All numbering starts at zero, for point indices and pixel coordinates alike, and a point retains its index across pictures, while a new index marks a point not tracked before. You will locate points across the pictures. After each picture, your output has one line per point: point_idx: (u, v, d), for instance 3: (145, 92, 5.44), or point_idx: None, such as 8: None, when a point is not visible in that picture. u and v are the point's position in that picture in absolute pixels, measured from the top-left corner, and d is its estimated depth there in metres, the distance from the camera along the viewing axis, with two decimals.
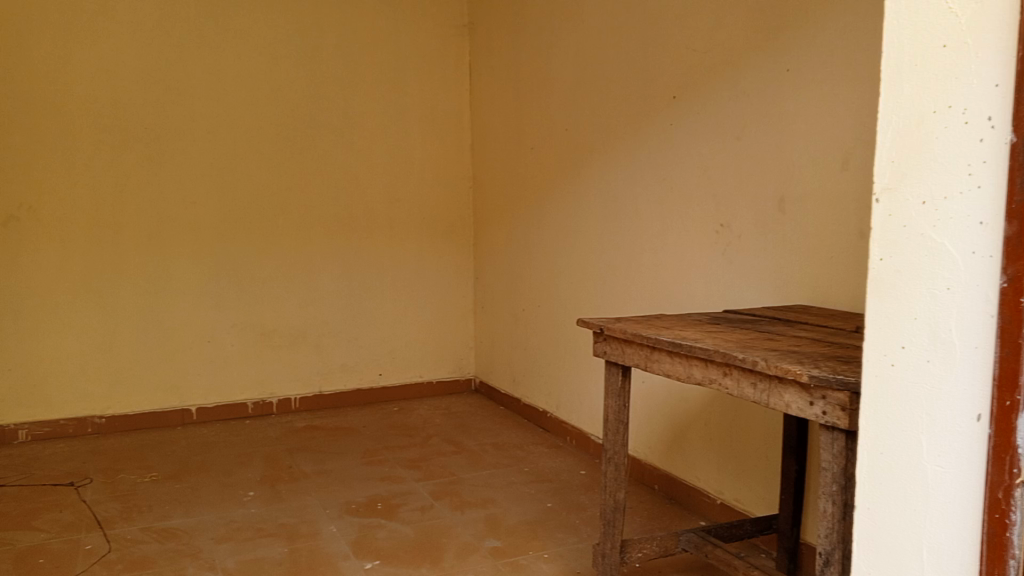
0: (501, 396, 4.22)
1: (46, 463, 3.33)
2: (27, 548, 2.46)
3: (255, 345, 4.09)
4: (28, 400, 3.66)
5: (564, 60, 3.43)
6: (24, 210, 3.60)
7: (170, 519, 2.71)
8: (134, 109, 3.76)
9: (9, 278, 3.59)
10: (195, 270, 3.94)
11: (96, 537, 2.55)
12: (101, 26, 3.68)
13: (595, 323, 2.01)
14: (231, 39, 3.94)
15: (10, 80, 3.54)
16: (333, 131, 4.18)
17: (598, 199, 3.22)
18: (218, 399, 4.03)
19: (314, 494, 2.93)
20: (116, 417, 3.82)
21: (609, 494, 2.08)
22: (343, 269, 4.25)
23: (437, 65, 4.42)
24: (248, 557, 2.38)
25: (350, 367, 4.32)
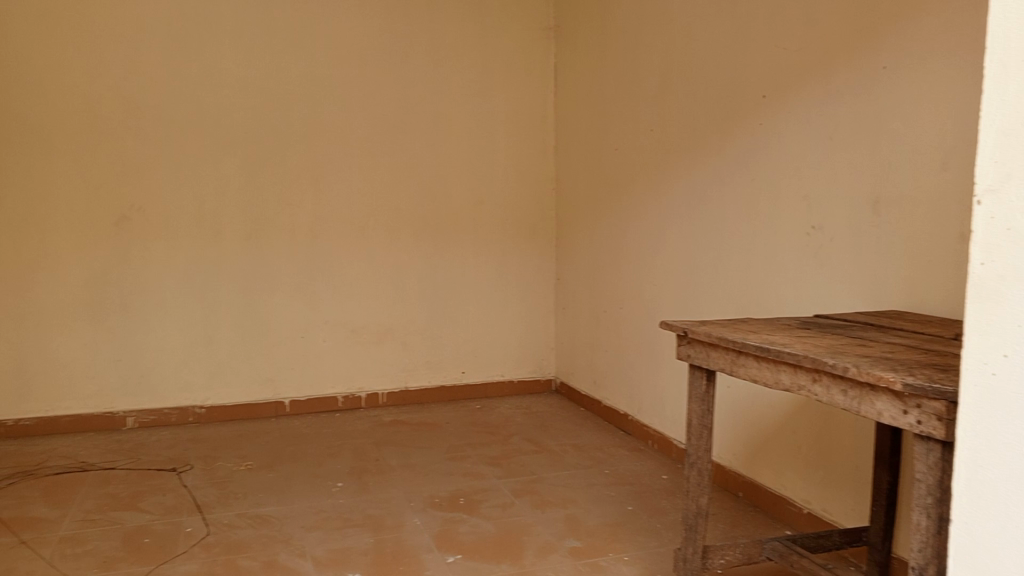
0: (582, 396, 4.22)
1: (151, 449, 3.53)
2: (134, 528, 2.62)
3: (345, 341, 4.23)
4: (136, 389, 3.89)
5: (651, 61, 3.41)
6: (134, 210, 3.83)
7: (264, 506, 2.83)
8: (235, 114, 3.95)
9: (121, 274, 3.83)
10: (289, 268, 4.10)
11: (196, 521, 2.69)
12: (206, 35, 3.88)
13: (680, 326, 2.00)
14: (326, 46, 4.08)
15: (124, 88, 3.77)
16: (421, 133, 4.27)
17: (683, 200, 3.19)
18: (309, 392, 4.18)
19: (399, 488, 3.01)
20: (215, 408, 4.01)
21: (692, 500, 2.07)
22: (429, 269, 4.34)
23: (523, 68, 4.46)
24: (336, 546, 2.47)
25: (435, 365, 4.41)
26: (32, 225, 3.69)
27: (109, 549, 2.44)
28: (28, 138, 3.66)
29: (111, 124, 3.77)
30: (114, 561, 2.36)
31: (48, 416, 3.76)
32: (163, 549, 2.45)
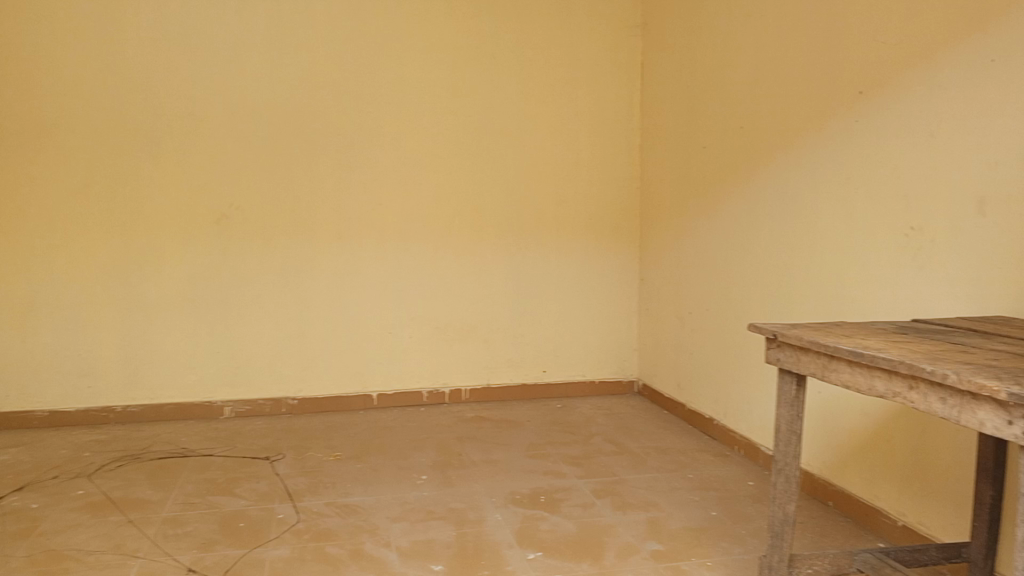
0: (666, 398, 4.17)
1: (246, 438, 3.69)
2: (230, 512, 2.74)
3: (429, 337, 4.31)
4: (233, 380, 4.07)
5: (742, 58, 3.33)
6: (233, 209, 4.01)
7: (351, 496, 2.92)
8: (327, 116, 4.08)
9: (221, 270, 4.01)
10: (378, 265, 4.20)
11: (288, 508, 2.79)
12: (301, 40, 4.02)
13: (769, 329, 1.95)
14: (415, 47, 4.16)
15: (225, 93, 3.95)
16: (507, 133, 4.31)
17: (774, 200, 3.11)
18: (395, 387, 4.28)
19: (481, 483, 3.05)
20: (306, 399, 4.16)
21: (779, 507, 2.02)
22: (512, 267, 4.37)
23: (609, 66, 4.43)
24: (419, 538, 2.52)
25: (517, 363, 4.44)
26: (141, 223, 3.91)
27: (207, 532, 2.57)
28: (138, 141, 3.88)
29: (213, 126, 3.96)
30: (212, 543, 2.48)
31: (153, 403, 3.98)
32: (257, 534, 2.56)
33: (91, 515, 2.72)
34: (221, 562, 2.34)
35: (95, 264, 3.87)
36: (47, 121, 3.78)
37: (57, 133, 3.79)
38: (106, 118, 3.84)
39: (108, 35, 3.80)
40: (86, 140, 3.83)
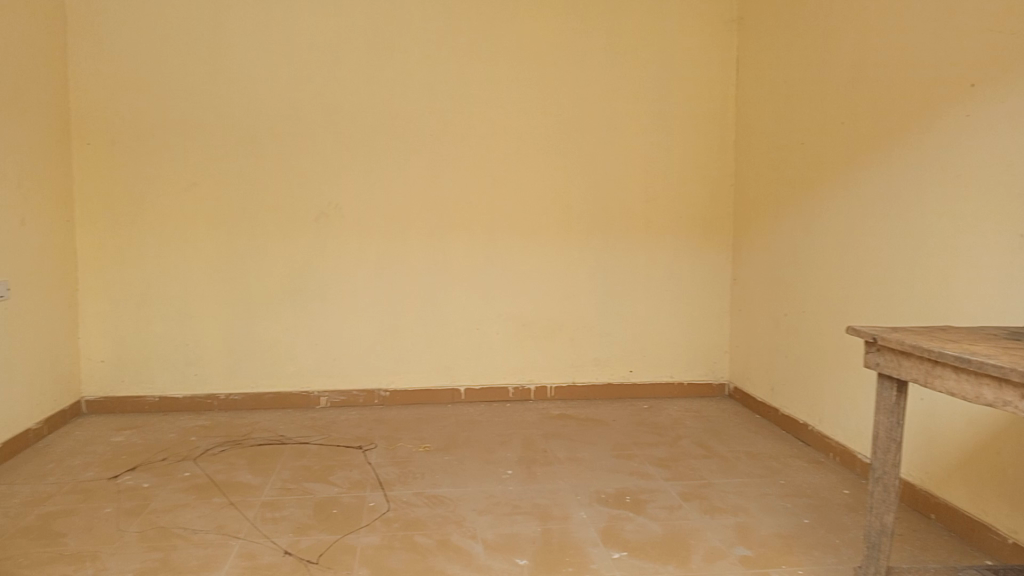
0: (758, 402, 4.07)
1: (340, 427, 3.82)
2: (324, 499, 2.84)
3: (517, 334, 4.34)
4: (328, 371, 4.22)
5: (845, 51, 3.21)
6: (330, 207, 4.14)
7: (439, 487, 2.98)
8: (420, 117, 4.16)
9: (318, 265, 4.16)
10: (468, 262, 4.26)
11: (378, 496, 2.87)
12: (396, 43, 4.11)
13: (868, 333, 1.88)
14: (506, 47, 4.19)
15: (324, 95, 4.10)
16: (597, 131, 4.29)
17: (876, 198, 2.99)
18: (483, 382, 4.34)
19: (567, 480, 3.05)
20: (397, 392, 4.27)
21: (876, 517, 1.94)
22: (600, 266, 4.35)
23: (703, 60, 4.33)
24: (505, 531, 2.55)
25: (603, 362, 4.41)
26: (245, 220, 4.10)
27: (303, 517, 2.67)
28: (242, 142, 4.06)
29: (312, 127, 4.10)
30: (307, 527, 2.58)
31: (254, 391, 4.17)
32: (349, 520, 2.64)
33: (196, 496, 2.87)
34: (316, 546, 2.43)
35: (202, 259, 4.09)
36: (161, 123, 4.01)
37: (170, 135, 4.02)
38: (214, 120, 4.04)
39: (217, 41, 4.00)
40: (196, 141, 4.03)
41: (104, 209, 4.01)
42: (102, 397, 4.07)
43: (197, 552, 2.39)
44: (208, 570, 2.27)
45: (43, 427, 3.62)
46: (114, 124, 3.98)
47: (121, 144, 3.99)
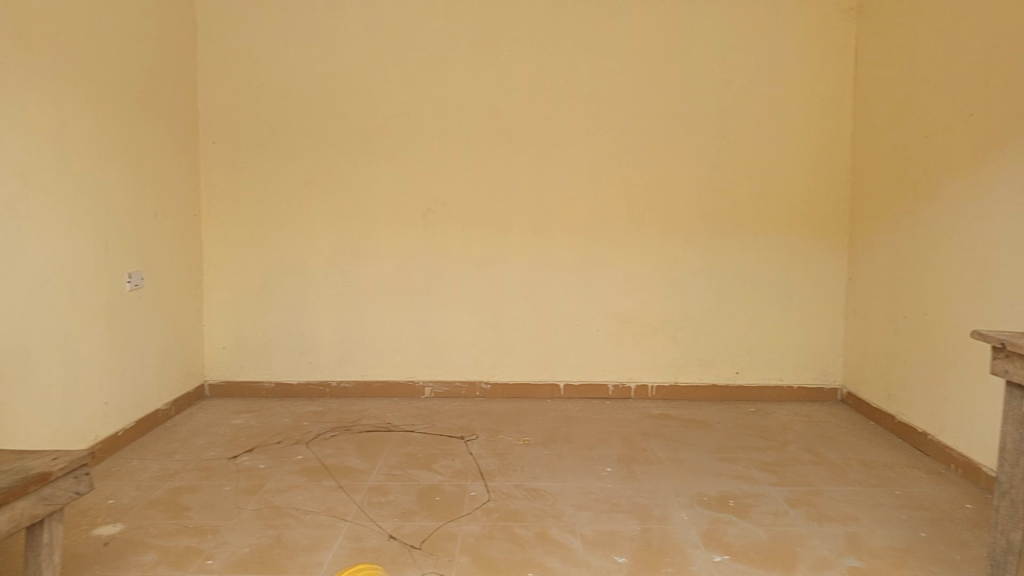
0: (872, 408, 3.89)
1: (443, 417, 3.91)
2: (427, 486, 2.92)
3: (618, 332, 4.31)
4: (432, 363, 4.33)
5: (975, 38, 3.01)
6: (436, 204, 4.24)
7: (539, 480, 3.00)
8: (525, 114, 4.20)
9: (424, 260, 4.27)
10: (570, 258, 4.27)
11: (479, 486, 2.92)
12: (502, 42, 4.16)
13: (996, 338, 1.77)
14: (612, 43, 4.16)
15: (432, 95, 4.19)
16: (703, 126, 4.19)
17: (1008, 195, 2.80)
18: (584, 378, 4.34)
19: (668, 480, 3.02)
20: (498, 385, 4.33)
21: (1002, 533, 1.83)
22: (705, 264, 4.26)
23: (820, 50, 4.14)
24: (603, 528, 2.55)
25: (707, 362, 4.32)
26: (355, 216, 4.25)
27: (406, 503, 2.75)
28: (354, 140, 4.21)
29: (420, 125, 4.21)
30: (411, 513, 2.66)
31: (362, 380, 4.33)
32: (450, 508, 2.70)
33: (307, 478, 3.01)
34: (419, 532, 2.50)
35: (316, 252, 4.27)
36: (280, 122, 4.21)
37: (288, 134, 4.22)
38: (328, 119, 4.21)
39: (332, 45, 4.17)
40: (312, 140, 4.22)
41: (228, 204, 4.26)
42: (223, 380, 4.33)
43: (308, 531, 2.50)
44: (318, 549, 2.37)
45: (171, 407, 3.87)
46: (238, 124, 4.22)
47: (243, 143, 4.23)
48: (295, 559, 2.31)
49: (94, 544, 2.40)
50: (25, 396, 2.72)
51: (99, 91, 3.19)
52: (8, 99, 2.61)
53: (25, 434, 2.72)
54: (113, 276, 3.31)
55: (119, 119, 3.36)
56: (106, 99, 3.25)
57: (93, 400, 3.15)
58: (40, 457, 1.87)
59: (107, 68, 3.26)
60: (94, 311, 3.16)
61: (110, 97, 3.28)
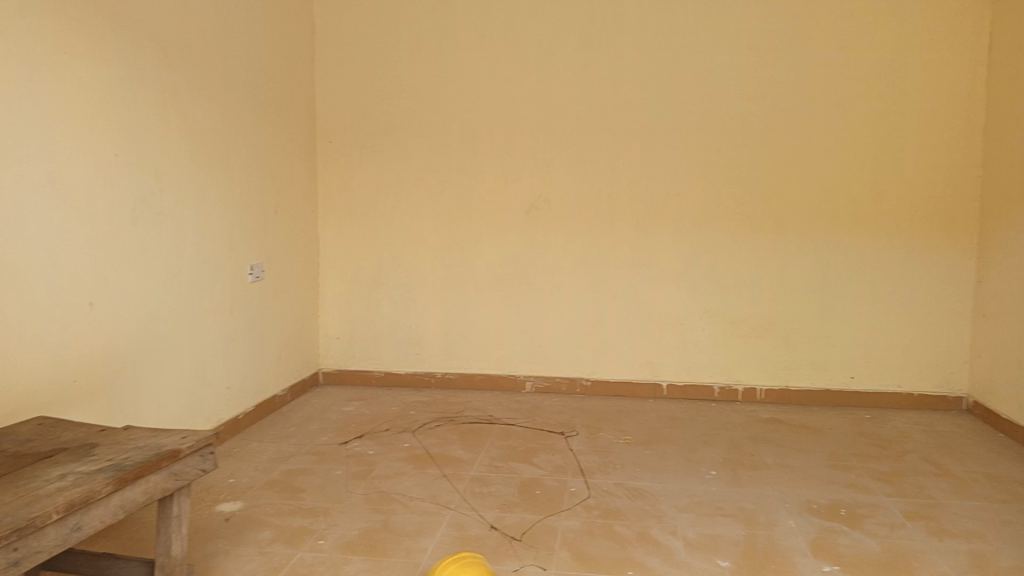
0: (1001, 419, 3.64)
1: (545, 412, 3.93)
2: (528, 480, 2.94)
3: (725, 332, 4.21)
4: (535, 358, 4.37)
5: None
6: (541, 200, 4.27)
7: (640, 480, 2.98)
8: (631, 110, 4.15)
9: (528, 256, 4.30)
10: (676, 256, 4.20)
11: (580, 482, 2.93)
12: (609, 38, 4.14)
13: None
14: (723, 35, 4.06)
15: (539, 91, 4.21)
16: (819, 120, 4.03)
17: None
18: (689, 379, 4.26)
19: (775, 486, 2.93)
20: (600, 382, 4.32)
21: None
22: (818, 264, 4.10)
23: (950, 37, 3.89)
24: (706, 531, 2.50)
25: (819, 366, 4.16)
26: (461, 212, 4.33)
27: (508, 494, 2.79)
28: (462, 137, 4.29)
29: (527, 123, 4.24)
30: (512, 505, 2.69)
31: (466, 372, 4.42)
32: (551, 503, 2.72)
33: (413, 465, 3.10)
34: (520, 524, 2.53)
35: (424, 248, 4.39)
36: (392, 121, 4.35)
37: (399, 133, 4.34)
38: (437, 118, 4.30)
39: (441, 44, 4.26)
40: (421, 138, 4.33)
41: (342, 201, 4.44)
42: (336, 369, 4.52)
43: (413, 517, 2.57)
44: (422, 535, 2.44)
45: (288, 393, 4.07)
46: (352, 123, 4.38)
47: (357, 141, 4.39)
48: (400, 543, 2.39)
49: (217, 518, 2.56)
50: (158, 378, 2.92)
51: (226, 94, 3.38)
52: (145, 102, 2.81)
53: (158, 414, 2.92)
54: (238, 268, 3.51)
55: (245, 120, 3.56)
56: (233, 101, 3.44)
57: (218, 384, 3.35)
58: (172, 436, 2.01)
59: (234, 70, 3.45)
60: (220, 300, 3.36)
61: (237, 98, 3.48)
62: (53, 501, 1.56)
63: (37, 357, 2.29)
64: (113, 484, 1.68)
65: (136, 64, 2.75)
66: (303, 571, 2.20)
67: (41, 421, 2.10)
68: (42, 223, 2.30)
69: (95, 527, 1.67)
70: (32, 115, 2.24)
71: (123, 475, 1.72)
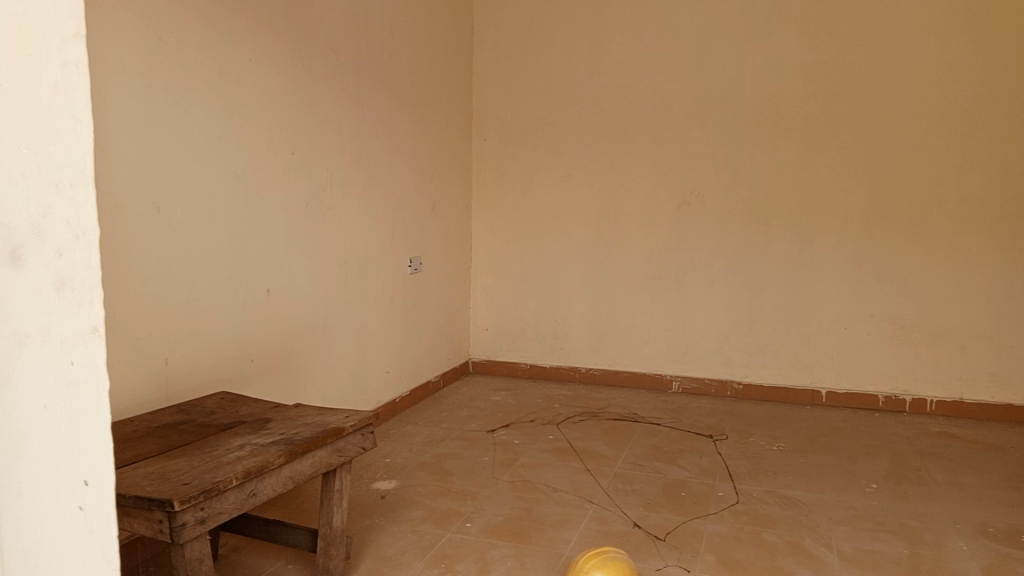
0: None
1: (692, 414, 3.85)
2: (675, 481, 2.90)
3: (892, 338, 3.95)
4: (683, 358, 4.29)
5: None
6: (694, 196, 4.18)
7: (792, 489, 2.86)
8: (794, 102, 3.98)
9: (679, 253, 4.23)
10: (838, 256, 3.98)
11: (728, 487, 2.85)
12: (771, 27, 3.98)
13: None
14: (899, 21, 3.79)
15: (695, 85, 4.12)
16: (1010, 109, 3.68)
17: None
18: (849, 386, 4.03)
19: (945, 505, 2.72)
20: (752, 385, 4.18)
21: None
22: (1002, 267, 3.75)
23: None
24: (865, 546, 2.37)
25: (1001, 379, 3.81)
26: (611, 207, 4.32)
27: (652, 494, 2.76)
28: (615, 133, 4.28)
29: (680, 117, 4.16)
30: (656, 505, 2.67)
31: (612, 369, 4.42)
32: (697, 505, 2.67)
33: (557, 458, 3.13)
34: (664, 524, 2.50)
35: (573, 243, 4.42)
36: (546, 118, 4.40)
37: (552, 130, 4.39)
38: (591, 115, 4.31)
39: (595, 41, 4.27)
40: (574, 133, 4.35)
41: (495, 196, 4.55)
42: (486, 360, 4.65)
43: (557, 508, 2.61)
44: (566, 526, 2.47)
45: (440, 380, 4.23)
46: (507, 121, 4.47)
47: (511, 138, 4.48)
48: (544, 532, 2.42)
49: (373, 495, 2.71)
50: (325, 361, 3.13)
51: (391, 95, 3.55)
52: (318, 104, 3.01)
53: (323, 395, 3.12)
54: (397, 261, 3.68)
55: (406, 118, 3.72)
56: (397, 101, 3.61)
57: (377, 369, 3.54)
58: (337, 415, 2.15)
59: (398, 72, 3.62)
60: (380, 290, 3.54)
61: (400, 98, 3.64)
62: (233, 468, 1.72)
63: (221, 338, 2.52)
64: (285, 456, 1.83)
65: (311, 69, 2.96)
66: (452, 552, 2.29)
67: (224, 396, 2.31)
68: (227, 214, 2.52)
69: (269, 495, 1.81)
70: (218, 114, 2.47)
71: (293, 448, 1.86)
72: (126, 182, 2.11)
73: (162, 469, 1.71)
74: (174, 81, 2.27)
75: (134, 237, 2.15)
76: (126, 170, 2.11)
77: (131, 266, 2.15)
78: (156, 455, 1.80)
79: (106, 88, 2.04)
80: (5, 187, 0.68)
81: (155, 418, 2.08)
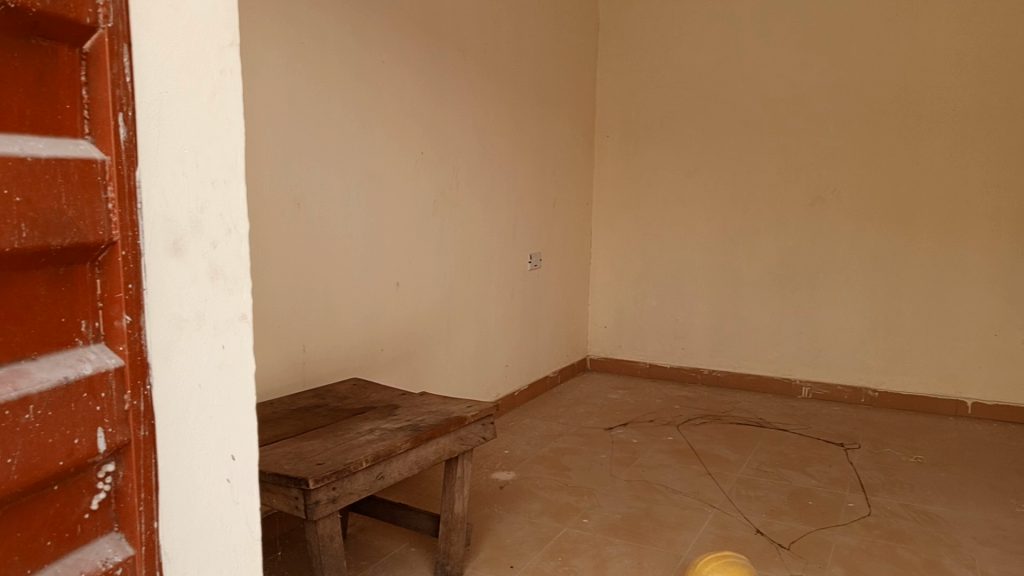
0: None
1: (822, 420, 3.69)
2: (801, 489, 2.79)
3: None
4: (813, 362, 4.12)
5: None
6: (827, 193, 4.00)
7: (931, 504, 2.69)
8: (941, 93, 3.73)
9: (811, 253, 4.06)
10: (989, 258, 3.71)
11: (859, 498, 2.72)
12: (916, 15, 3.75)
13: None
14: None
15: (830, 78, 3.94)
16: None
17: None
18: (999, 397, 3.75)
19: None
20: (888, 393, 3.95)
21: None
22: None
23: None
24: (1013, 570, 2.20)
25: None
26: (738, 205, 4.21)
27: (777, 501, 2.68)
28: (744, 129, 4.16)
29: (814, 111, 3.99)
30: (780, 512, 2.58)
31: (736, 371, 4.30)
32: (825, 515, 2.56)
33: (677, 459, 3.09)
34: (788, 532, 2.42)
35: (697, 241, 4.33)
36: (670, 114, 4.33)
37: (677, 126, 4.32)
38: (718, 109, 4.21)
39: (724, 34, 4.16)
40: (700, 129, 4.26)
41: (617, 193, 4.53)
42: (606, 357, 4.63)
43: (677, 510, 2.57)
44: (685, 529, 2.43)
45: (559, 376, 4.26)
46: (631, 117, 4.44)
47: (635, 134, 4.44)
48: (662, 533, 2.40)
49: (493, 485, 2.76)
50: (448, 353, 3.22)
51: (515, 93, 3.61)
52: (447, 103, 3.10)
53: (447, 386, 3.22)
54: (519, 256, 3.73)
55: (530, 116, 3.77)
56: (522, 100, 3.67)
57: (498, 362, 3.60)
58: (459, 405, 2.21)
59: (524, 70, 3.67)
60: (502, 286, 3.60)
61: (524, 97, 3.69)
62: (363, 451, 1.80)
63: (353, 329, 2.64)
64: (411, 442, 1.90)
65: (441, 70, 3.05)
66: (568, 546, 2.31)
67: (355, 382, 2.42)
68: (361, 210, 2.65)
69: (395, 479, 1.89)
70: (354, 115, 2.59)
71: (419, 434, 1.93)
72: (271, 180, 2.26)
73: (299, 449, 1.82)
74: (315, 85, 2.41)
75: (277, 231, 2.30)
76: (271, 169, 2.26)
77: (274, 259, 2.29)
78: (294, 436, 1.91)
79: (254, 91, 2.19)
80: (171, 183, 0.75)
81: (292, 401, 2.21)
